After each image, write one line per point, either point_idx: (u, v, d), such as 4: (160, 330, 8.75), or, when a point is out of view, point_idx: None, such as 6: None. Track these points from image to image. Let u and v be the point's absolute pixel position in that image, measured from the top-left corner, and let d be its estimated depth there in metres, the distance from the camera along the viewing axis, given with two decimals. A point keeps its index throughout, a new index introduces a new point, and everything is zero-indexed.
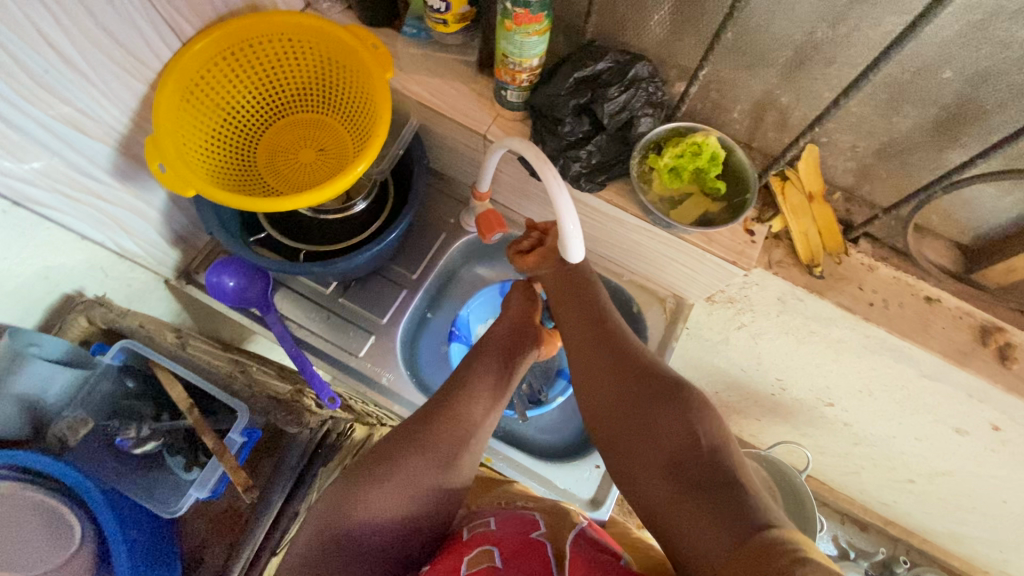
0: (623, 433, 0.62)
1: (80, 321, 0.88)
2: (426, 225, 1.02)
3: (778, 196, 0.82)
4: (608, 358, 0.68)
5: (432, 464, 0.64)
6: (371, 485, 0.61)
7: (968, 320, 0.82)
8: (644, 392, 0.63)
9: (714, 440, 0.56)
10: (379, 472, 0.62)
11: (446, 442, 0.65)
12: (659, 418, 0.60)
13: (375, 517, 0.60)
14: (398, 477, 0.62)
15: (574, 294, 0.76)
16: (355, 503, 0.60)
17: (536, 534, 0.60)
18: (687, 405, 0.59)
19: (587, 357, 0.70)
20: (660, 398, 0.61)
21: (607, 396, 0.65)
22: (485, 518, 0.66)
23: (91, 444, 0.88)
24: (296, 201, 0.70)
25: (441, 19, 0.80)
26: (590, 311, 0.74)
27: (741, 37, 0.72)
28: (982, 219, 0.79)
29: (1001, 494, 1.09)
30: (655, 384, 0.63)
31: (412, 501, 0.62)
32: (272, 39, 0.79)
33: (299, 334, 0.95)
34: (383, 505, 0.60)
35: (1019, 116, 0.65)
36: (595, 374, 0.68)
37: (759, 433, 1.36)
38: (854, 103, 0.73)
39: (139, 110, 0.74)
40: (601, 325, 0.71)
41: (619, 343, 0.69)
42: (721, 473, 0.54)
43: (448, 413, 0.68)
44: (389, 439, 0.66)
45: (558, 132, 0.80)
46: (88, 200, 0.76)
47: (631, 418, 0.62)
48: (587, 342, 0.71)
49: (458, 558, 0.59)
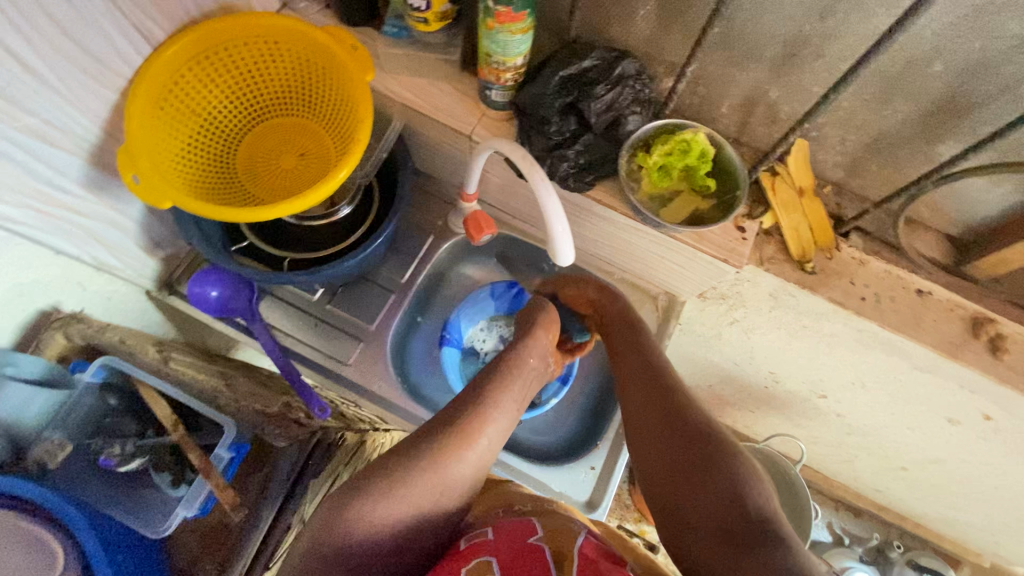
0: (662, 486, 0.56)
1: (59, 339, 0.84)
2: (413, 227, 1.00)
3: (768, 192, 0.81)
4: (652, 402, 0.62)
5: (441, 484, 0.62)
6: (374, 500, 0.59)
7: (960, 312, 0.82)
8: (685, 445, 0.56)
9: (763, 512, 0.48)
10: (381, 486, 0.60)
11: (455, 462, 0.63)
12: (701, 458, 0.54)
13: (375, 531, 0.58)
14: (403, 493, 0.60)
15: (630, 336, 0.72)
16: (357, 518, 0.58)
17: (534, 539, 0.59)
18: (737, 469, 0.52)
19: (633, 401, 0.65)
20: (703, 456, 0.54)
21: (648, 445, 0.60)
22: (483, 527, 0.64)
23: (76, 463, 0.87)
24: (277, 211, 0.68)
25: (422, 18, 0.78)
26: (639, 352, 0.69)
27: (729, 32, 0.70)
28: (973, 212, 0.79)
29: (992, 480, 1.10)
30: (698, 439, 0.56)
31: (414, 514, 0.60)
32: (248, 41, 0.76)
33: (286, 342, 0.93)
34: (384, 520, 0.59)
35: (1011, 109, 0.64)
36: (639, 420, 0.63)
37: (753, 424, 1.36)
38: (844, 98, 0.72)
39: (110, 119, 0.71)
40: (649, 367, 0.66)
41: (659, 368, 0.65)
42: (768, 549, 0.46)
43: (461, 436, 0.64)
44: (394, 452, 0.64)
45: (545, 132, 0.78)
46: (61, 214, 0.74)
47: (671, 473, 0.56)
48: (634, 384, 0.66)
49: (457, 568, 0.58)
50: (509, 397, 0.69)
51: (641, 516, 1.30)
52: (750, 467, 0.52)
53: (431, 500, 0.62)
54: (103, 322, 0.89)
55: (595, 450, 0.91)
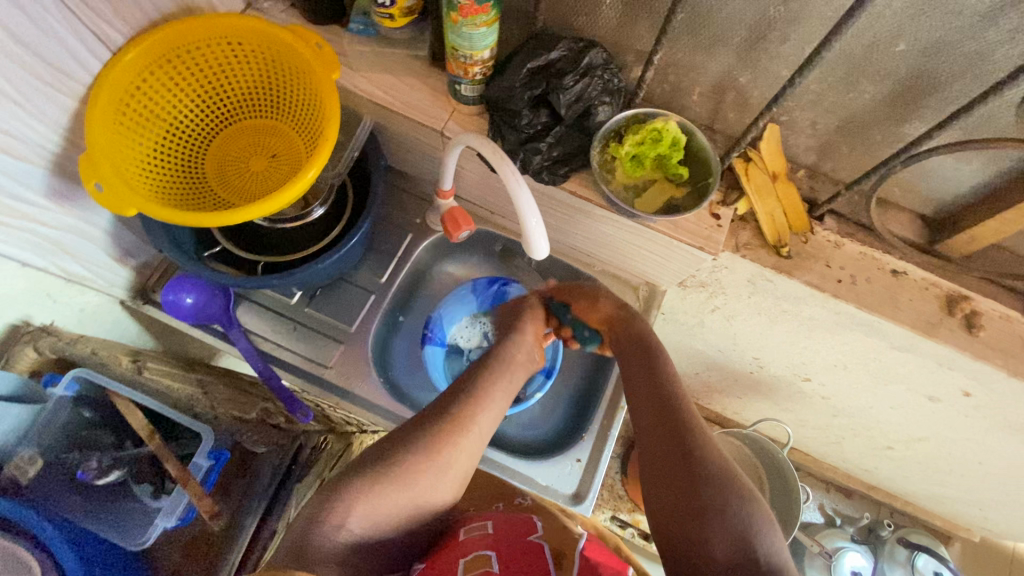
0: (672, 525, 0.58)
1: (28, 354, 0.81)
2: (390, 227, 0.99)
3: (742, 177, 0.81)
4: (665, 437, 0.63)
5: (438, 469, 0.63)
6: (372, 490, 0.60)
7: (934, 291, 0.83)
8: (698, 488, 0.58)
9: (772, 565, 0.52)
10: (377, 477, 0.61)
11: (451, 447, 0.64)
12: (714, 503, 0.56)
13: (374, 519, 0.60)
14: (400, 480, 0.61)
15: (640, 360, 0.71)
16: (355, 506, 0.59)
17: (533, 537, 0.60)
18: (747, 521, 0.55)
19: (645, 432, 0.66)
20: (716, 502, 0.56)
21: (659, 481, 0.61)
22: (482, 520, 0.65)
23: (53, 478, 0.85)
24: (247, 213, 0.67)
25: (387, 14, 0.77)
26: (649, 375, 0.69)
27: (695, 18, 0.70)
28: (945, 190, 0.79)
29: (977, 456, 1.11)
30: (711, 485, 0.57)
31: (411, 499, 0.62)
32: (211, 44, 0.75)
33: (264, 346, 0.91)
34: (384, 506, 0.60)
35: (974, 85, 0.65)
36: (650, 451, 0.64)
37: (742, 410, 1.37)
38: (812, 80, 0.72)
39: (70, 126, 0.70)
40: (661, 396, 0.66)
41: (673, 401, 0.66)
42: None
43: (454, 423, 0.65)
44: (389, 441, 0.65)
45: (516, 125, 0.78)
46: (25, 225, 0.72)
47: (682, 511, 0.57)
48: (645, 413, 0.67)
49: (455, 559, 0.59)
50: (500, 385, 0.71)
51: (633, 505, 1.30)
52: (761, 517, 0.55)
53: (408, 489, 0.62)
54: (75, 334, 0.88)
55: (581, 443, 0.90)
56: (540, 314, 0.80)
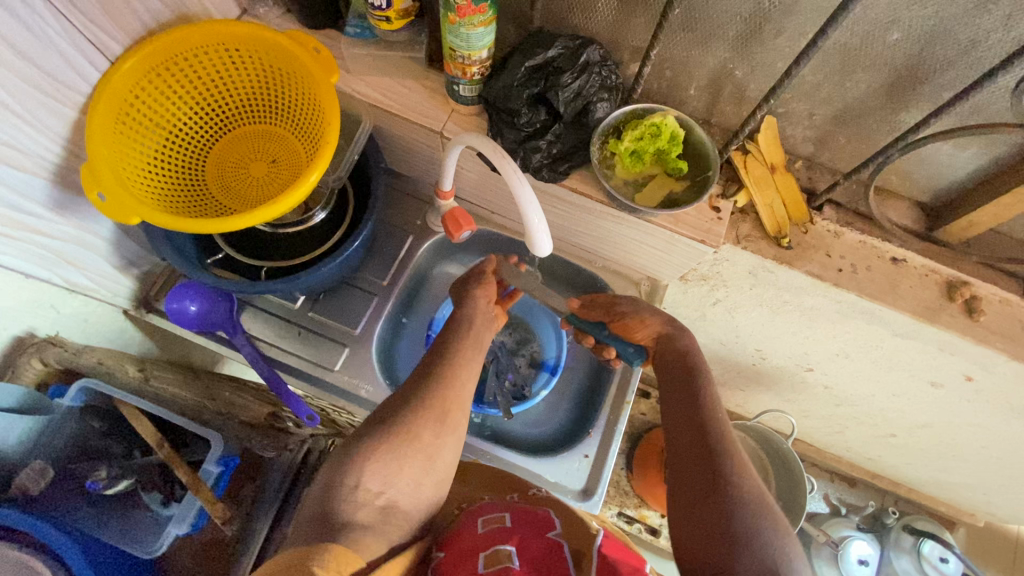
0: (696, 548, 0.57)
1: (34, 364, 0.83)
2: (391, 229, 0.99)
3: (741, 170, 0.81)
4: (698, 460, 0.62)
5: (443, 423, 0.66)
6: (383, 448, 0.62)
7: (934, 277, 0.84)
8: (727, 516, 0.56)
9: None
10: (387, 437, 0.63)
11: (451, 404, 0.67)
12: (745, 532, 0.55)
13: (388, 474, 0.61)
14: (409, 436, 0.63)
15: (678, 378, 0.70)
16: (368, 464, 0.61)
17: (552, 535, 0.62)
18: (773, 559, 0.54)
19: (678, 450, 0.65)
20: (746, 534, 0.55)
21: (688, 503, 0.60)
22: (498, 512, 0.65)
23: (61, 489, 0.85)
24: (251, 219, 0.67)
25: (384, 16, 0.77)
26: (686, 392, 0.68)
27: (691, 12, 0.71)
28: (941, 177, 0.80)
29: (981, 440, 1.12)
30: (742, 516, 0.56)
31: (422, 455, 0.64)
32: (208, 51, 0.75)
33: (268, 352, 0.91)
34: (397, 462, 0.62)
35: (968, 72, 0.65)
36: (682, 470, 0.63)
37: (745, 402, 1.38)
38: (807, 72, 0.72)
39: (72, 138, 0.70)
40: (697, 416, 0.65)
41: (710, 422, 0.64)
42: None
43: (446, 384, 0.68)
44: (394, 403, 0.67)
45: (515, 124, 0.78)
46: (28, 236, 0.72)
47: (707, 537, 0.56)
48: (680, 433, 0.66)
49: (475, 553, 0.59)
50: (472, 349, 0.74)
51: (640, 501, 1.30)
52: (789, 558, 0.54)
53: (407, 445, 0.63)
54: (80, 346, 0.88)
55: (588, 439, 0.91)
56: (490, 282, 0.80)
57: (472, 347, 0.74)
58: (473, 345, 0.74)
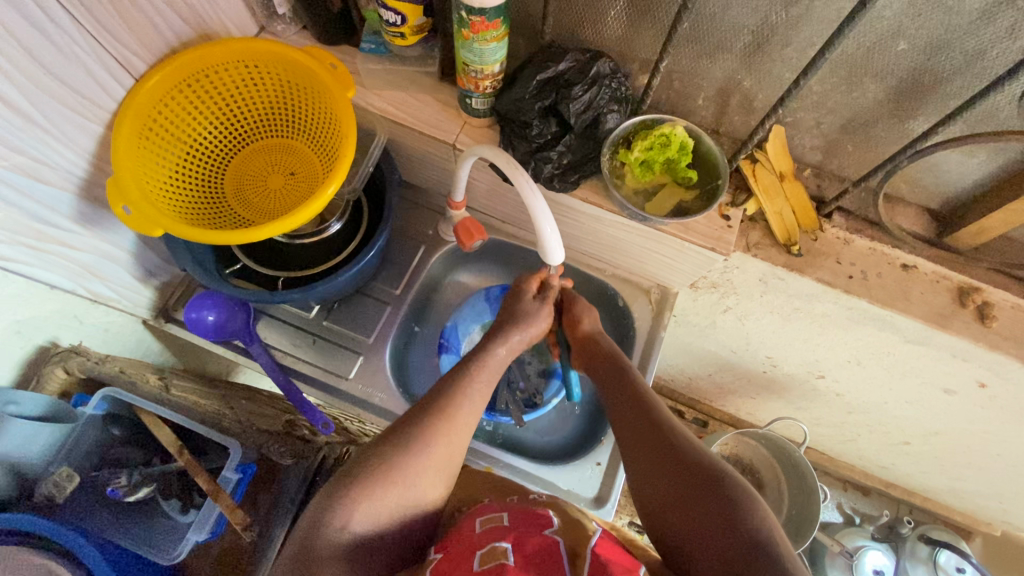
0: (669, 519, 0.58)
1: (58, 374, 0.86)
2: (404, 239, 1.01)
3: (750, 178, 0.83)
4: (647, 436, 0.64)
5: (437, 468, 0.64)
6: (375, 494, 0.59)
7: (945, 284, 0.84)
8: (687, 479, 0.59)
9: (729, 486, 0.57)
10: (382, 476, 0.60)
11: (453, 436, 0.65)
12: (676, 454, 0.61)
13: (377, 521, 0.60)
14: (404, 480, 0.61)
15: (614, 375, 0.73)
16: (360, 509, 0.59)
17: (549, 531, 0.61)
18: (704, 462, 0.60)
19: (624, 429, 0.67)
20: (707, 490, 0.57)
21: (651, 479, 0.61)
22: (496, 513, 0.65)
23: (83, 497, 0.87)
24: (269, 231, 0.68)
25: (399, 33, 0.79)
26: (624, 384, 0.71)
27: (698, 26, 0.72)
28: (951, 184, 0.81)
29: (995, 448, 1.11)
30: (701, 474, 0.59)
31: (412, 498, 0.62)
32: (228, 67, 0.77)
33: (285, 360, 0.93)
34: (387, 507, 0.60)
35: (975, 81, 0.66)
36: (632, 456, 0.64)
37: (755, 410, 1.38)
38: (814, 83, 0.74)
39: (98, 152, 0.72)
40: (622, 382, 0.71)
41: (634, 383, 0.71)
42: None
43: (446, 418, 0.65)
44: (392, 438, 0.63)
45: (526, 136, 0.80)
46: (53, 249, 0.74)
47: (678, 507, 0.58)
48: (621, 420, 0.68)
49: (469, 552, 0.59)
50: (481, 380, 0.70)
51: None
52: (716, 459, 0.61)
53: (405, 478, 0.61)
54: (101, 354, 0.90)
55: (600, 446, 0.91)
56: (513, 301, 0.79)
57: (477, 385, 0.69)
58: (486, 377, 0.71)
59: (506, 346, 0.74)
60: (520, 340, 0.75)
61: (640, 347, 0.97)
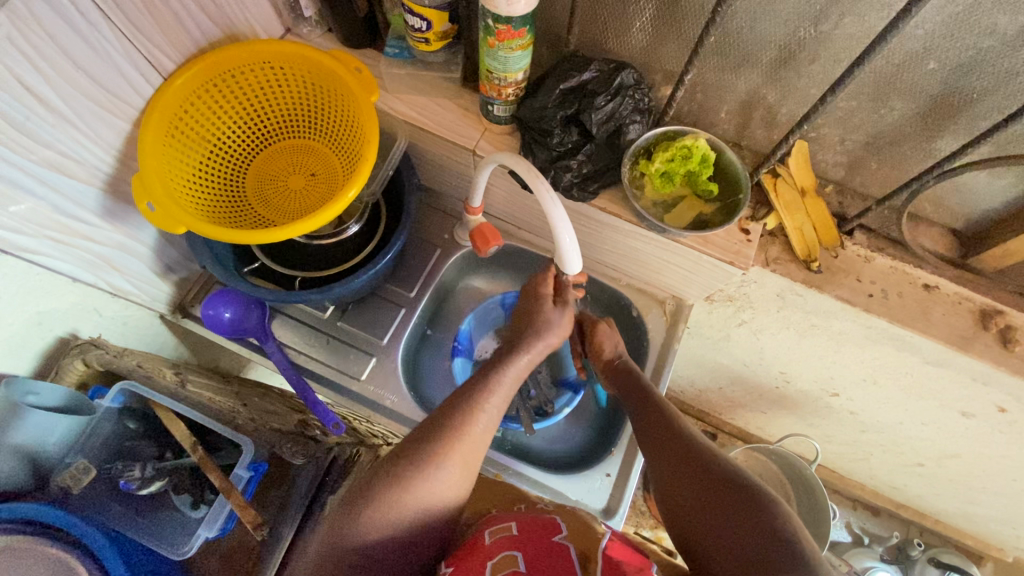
0: (691, 527, 0.57)
1: (78, 366, 0.86)
2: (420, 243, 1.01)
3: (771, 194, 0.82)
4: (669, 448, 0.64)
5: (452, 484, 0.63)
6: (388, 511, 0.59)
7: (968, 305, 0.83)
8: (707, 485, 0.58)
9: (750, 488, 0.56)
10: (393, 489, 0.60)
11: (466, 450, 0.64)
12: (696, 462, 0.60)
13: (392, 538, 0.59)
14: (417, 498, 0.60)
15: (638, 396, 0.74)
16: (374, 526, 0.59)
17: (559, 538, 0.60)
18: (725, 467, 0.59)
19: (648, 445, 0.67)
20: (727, 494, 0.56)
21: (673, 489, 0.60)
22: (506, 521, 0.64)
23: (96, 488, 0.88)
24: (289, 231, 0.69)
25: (423, 38, 0.79)
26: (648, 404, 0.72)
27: (725, 39, 0.72)
28: (976, 205, 0.79)
29: (1012, 474, 1.09)
30: (721, 479, 0.57)
31: (428, 513, 0.62)
32: (253, 68, 0.78)
33: (299, 360, 0.93)
34: (402, 523, 0.60)
35: (1006, 103, 0.65)
36: (656, 467, 0.64)
37: (766, 425, 1.36)
38: (840, 100, 0.73)
39: (123, 149, 0.73)
40: (645, 402, 0.72)
41: (657, 402, 0.71)
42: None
43: (459, 431, 0.64)
44: (403, 453, 0.63)
45: (547, 144, 0.80)
46: (78, 242, 0.75)
47: (698, 511, 0.57)
48: (646, 437, 0.68)
49: (481, 563, 0.59)
50: (499, 394, 0.69)
51: (656, 522, 1.31)
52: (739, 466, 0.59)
53: (418, 495, 0.60)
54: (120, 347, 0.92)
55: (609, 457, 0.91)
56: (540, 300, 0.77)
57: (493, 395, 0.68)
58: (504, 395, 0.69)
59: (529, 356, 0.73)
60: (543, 348, 0.74)
61: (653, 358, 0.96)
